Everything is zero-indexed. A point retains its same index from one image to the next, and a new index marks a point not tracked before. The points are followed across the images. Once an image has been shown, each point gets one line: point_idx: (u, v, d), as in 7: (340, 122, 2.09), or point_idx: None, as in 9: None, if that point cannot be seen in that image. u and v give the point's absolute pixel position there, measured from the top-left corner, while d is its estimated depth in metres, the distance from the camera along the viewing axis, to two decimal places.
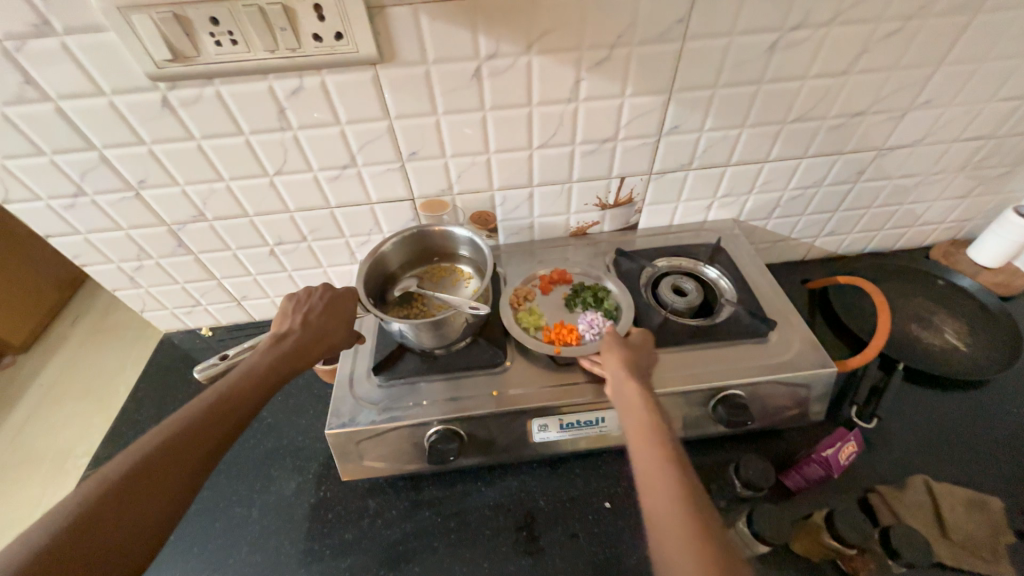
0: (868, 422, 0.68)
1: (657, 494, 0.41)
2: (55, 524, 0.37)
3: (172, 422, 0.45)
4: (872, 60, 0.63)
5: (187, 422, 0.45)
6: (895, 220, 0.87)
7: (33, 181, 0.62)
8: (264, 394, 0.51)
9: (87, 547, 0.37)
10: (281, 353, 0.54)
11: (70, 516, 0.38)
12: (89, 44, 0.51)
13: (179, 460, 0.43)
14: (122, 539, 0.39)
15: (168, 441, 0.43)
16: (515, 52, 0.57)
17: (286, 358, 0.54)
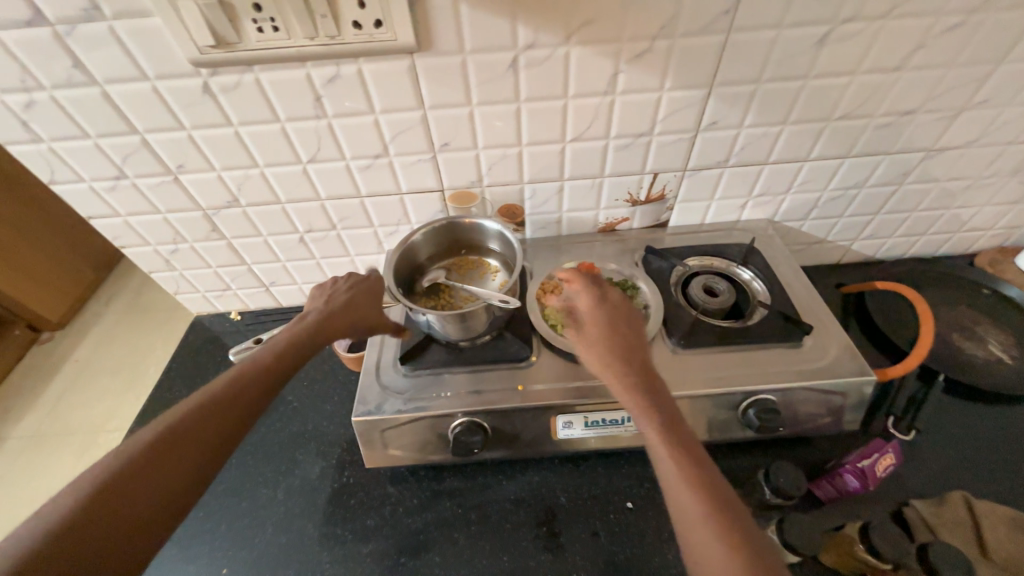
0: (905, 433, 0.65)
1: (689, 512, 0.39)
2: (99, 496, 0.38)
3: (194, 399, 0.46)
4: (928, 56, 0.59)
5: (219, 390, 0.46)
6: (940, 225, 0.83)
7: (78, 163, 0.64)
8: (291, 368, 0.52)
9: (131, 504, 0.39)
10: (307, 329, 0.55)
11: (112, 488, 0.39)
12: (136, 29, 0.51)
13: (212, 423, 0.44)
14: (162, 496, 0.40)
15: (195, 414, 0.44)
16: (553, 43, 0.56)
17: (312, 335, 0.54)
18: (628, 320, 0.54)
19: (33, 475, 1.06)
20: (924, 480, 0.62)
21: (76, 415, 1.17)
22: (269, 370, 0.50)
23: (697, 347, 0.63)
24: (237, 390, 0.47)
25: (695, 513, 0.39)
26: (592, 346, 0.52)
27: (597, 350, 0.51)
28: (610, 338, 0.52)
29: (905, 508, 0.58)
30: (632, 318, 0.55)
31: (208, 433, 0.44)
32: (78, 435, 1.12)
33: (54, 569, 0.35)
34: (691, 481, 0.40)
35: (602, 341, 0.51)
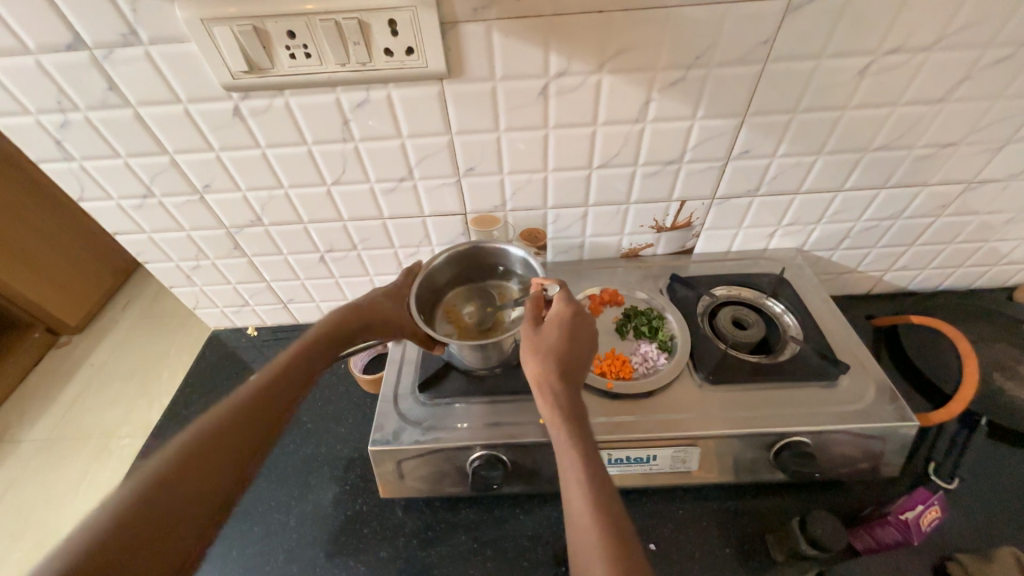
0: (947, 481, 0.62)
1: (584, 548, 0.40)
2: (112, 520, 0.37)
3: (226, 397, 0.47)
4: (973, 89, 0.58)
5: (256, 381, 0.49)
6: (978, 257, 0.80)
7: (107, 181, 0.64)
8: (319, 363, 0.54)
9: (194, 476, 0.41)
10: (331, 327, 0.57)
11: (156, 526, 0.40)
12: (171, 54, 0.52)
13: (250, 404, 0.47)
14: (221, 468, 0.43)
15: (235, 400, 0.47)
16: (585, 71, 0.55)
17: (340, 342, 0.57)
18: (585, 334, 0.55)
19: (44, 481, 1.06)
20: (970, 532, 0.58)
21: (89, 420, 1.17)
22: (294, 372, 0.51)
23: (726, 384, 0.61)
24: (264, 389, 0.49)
25: (592, 548, 0.40)
26: (538, 357, 0.52)
27: (543, 365, 0.51)
28: (563, 353, 0.52)
29: (948, 561, 0.55)
30: (593, 335, 0.55)
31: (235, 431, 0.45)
32: (88, 441, 1.12)
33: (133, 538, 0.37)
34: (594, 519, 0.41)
35: (548, 355, 0.52)
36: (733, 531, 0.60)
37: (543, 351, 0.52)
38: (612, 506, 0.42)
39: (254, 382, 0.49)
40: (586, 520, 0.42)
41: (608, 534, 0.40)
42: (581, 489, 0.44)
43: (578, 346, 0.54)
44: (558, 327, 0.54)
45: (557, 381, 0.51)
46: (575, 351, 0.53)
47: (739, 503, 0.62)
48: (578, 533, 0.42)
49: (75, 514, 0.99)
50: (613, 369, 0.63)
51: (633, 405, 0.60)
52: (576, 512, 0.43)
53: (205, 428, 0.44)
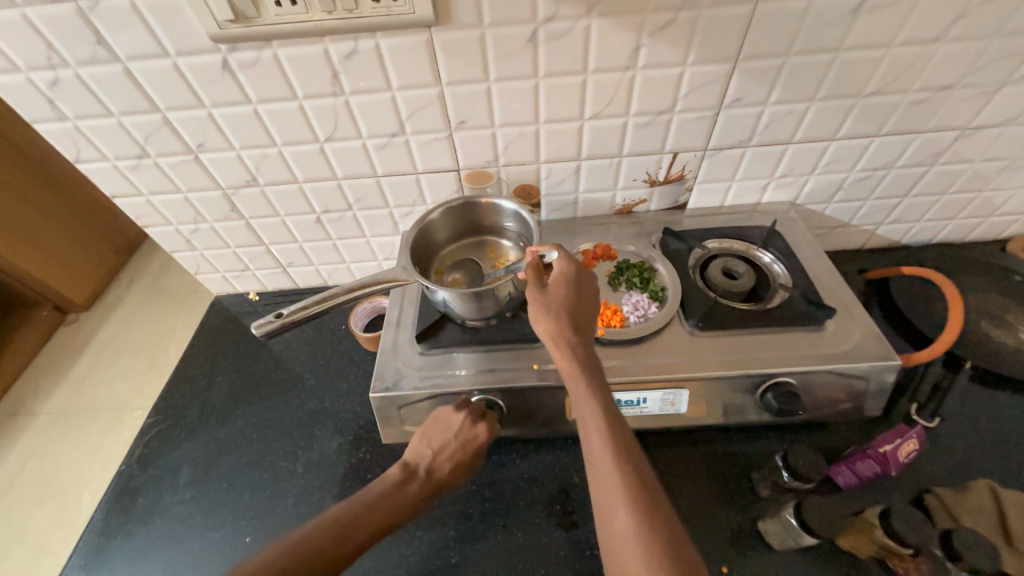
0: (929, 420, 0.64)
1: (607, 489, 0.44)
2: None
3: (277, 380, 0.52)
4: (968, 27, 0.57)
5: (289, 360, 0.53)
6: (971, 208, 0.80)
7: (102, 142, 0.65)
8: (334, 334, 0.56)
9: None
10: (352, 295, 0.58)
11: None
12: (156, 5, 0.52)
13: None
14: None
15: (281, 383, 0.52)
16: (574, 15, 0.54)
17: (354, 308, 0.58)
18: (590, 293, 0.56)
19: (63, 449, 1.10)
20: (949, 467, 0.60)
21: (101, 392, 1.21)
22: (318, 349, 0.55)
23: (715, 330, 0.63)
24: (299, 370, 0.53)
25: (614, 489, 0.43)
26: (552, 317, 0.53)
27: (556, 323, 0.52)
28: (574, 310, 0.53)
29: (926, 495, 0.56)
30: (597, 292, 0.57)
31: None
32: (104, 412, 1.17)
33: None
34: (615, 467, 0.44)
35: (561, 313, 0.53)
36: (720, 471, 0.63)
37: (555, 308, 0.53)
38: (629, 450, 0.45)
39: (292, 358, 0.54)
40: (608, 465, 0.45)
41: (629, 476, 0.44)
42: (603, 437, 0.46)
43: (587, 303, 0.55)
44: (567, 286, 0.55)
45: (573, 338, 0.52)
46: (584, 308, 0.55)
47: (726, 445, 0.65)
48: (600, 478, 0.45)
49: (95, 479, 1.04)
50: (604, 318, 0.65)
51: (623, 351, 0.62)
52: (598, 458, 0.46)
53: None
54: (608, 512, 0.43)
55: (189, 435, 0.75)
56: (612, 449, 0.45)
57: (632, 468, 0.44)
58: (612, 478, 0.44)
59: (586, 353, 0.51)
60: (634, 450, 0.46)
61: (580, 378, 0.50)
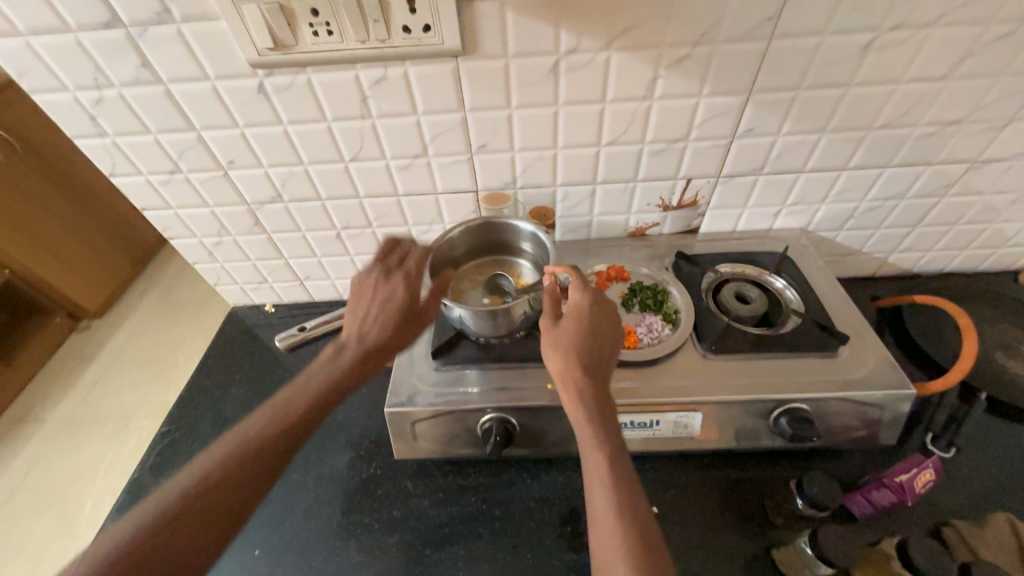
0: (945, 451, 0.64)
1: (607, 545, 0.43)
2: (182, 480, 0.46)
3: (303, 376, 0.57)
4: (976, 66, 0.59)
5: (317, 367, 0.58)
6: (982, 239, 0.80)
7: (137, 157, 0.68)
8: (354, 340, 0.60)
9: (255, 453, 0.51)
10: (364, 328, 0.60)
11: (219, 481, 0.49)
12: (201, 32, 0.55)
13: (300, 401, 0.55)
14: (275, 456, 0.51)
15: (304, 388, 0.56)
16: (594, 48, 0.57)
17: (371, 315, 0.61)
18: (605, 331, 0.55)
19: (69, 456, 1.11)
20: (966, 500, 0.60)
21: (112, 402, 1.22)
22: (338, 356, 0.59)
23: (728, 354, 0.63)
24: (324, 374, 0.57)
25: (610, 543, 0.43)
26: (565, 360, 0.53)
27: (569, 366, 0.52)
28: (589, 354, 0.53)
29: (944, 527, 0.56)
30: (613, 330, 0.55)
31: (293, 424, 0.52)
32: (113, 421, 1.17)
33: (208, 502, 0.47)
34: (617, 522, 0.44)
35: (569, 353, 0.53)
36: (732, 497, 0.62)
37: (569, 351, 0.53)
38: (631, 503, 0.45)
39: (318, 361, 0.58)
40: (610, 521, 0.44)
41: (631, 536, 0.43)
42: (603, 488, 0.46)
43: (599, 342, 0.54)
44: (578, 325, 0.55)
45: (586, 383, 0.51)
46: (597, 348, 0.54)
47: (738, 471, 0.64)
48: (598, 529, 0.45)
49: (101, 488, 1.04)
50: None
51: (636, 372, 0.63)
52: (601, 511, 0.45)
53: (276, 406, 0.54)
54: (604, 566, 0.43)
55: (201, 445, 0.76)
56: (612, 502, 0.45)
57: (632, 523, 0.44)
58: (609, 531, 0.44)
59: (594, 396, 0.51)
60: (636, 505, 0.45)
61: (585, 423, 0.50)
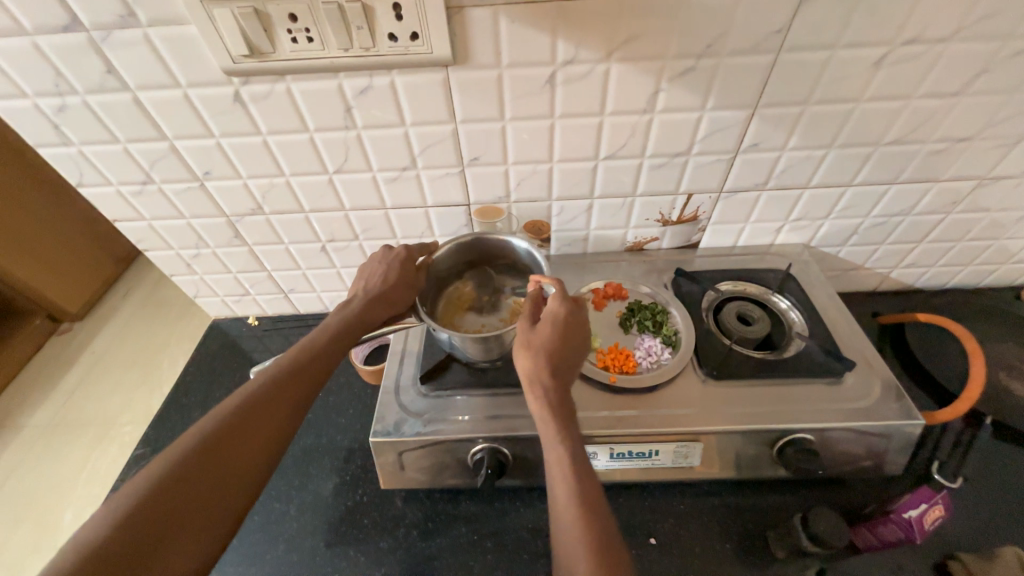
0: (951, 480, 0.61)
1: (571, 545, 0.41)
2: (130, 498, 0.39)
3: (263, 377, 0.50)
4: (990, 82, 0.56)
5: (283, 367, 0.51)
6: (987, 255, 0.79)
7: (106, 167, 0.63)
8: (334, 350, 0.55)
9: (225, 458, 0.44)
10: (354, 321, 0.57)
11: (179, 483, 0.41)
12: (170, 37, 0.51)
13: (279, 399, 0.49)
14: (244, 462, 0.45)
15: (270, 383, 0.49)
16: (593, 59, 0.54)
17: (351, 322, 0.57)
18: (578, 338, 0.54)
19: (46, 467, 1.06)
20: (974, 531, 0.58)
21: (91, 407, 1.16)
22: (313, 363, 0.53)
23: (730, 380, 0.61)
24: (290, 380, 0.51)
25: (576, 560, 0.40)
26: (531, 356, 0.50)
27: (534, 363, 0.50)
28: (554, 351, 0.51)
29: (949, 560, 0.54)
30: (586, 337, 0.54)
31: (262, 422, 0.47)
32: (90, 428, 1.11)
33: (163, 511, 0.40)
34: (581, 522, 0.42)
35: (541, 358, 0.50)
36: (734, 527, 0.60)
37: (535, 346, 0.51)
38: (598, 518, 0.42)
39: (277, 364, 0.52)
40: (573, 521, 0.42)
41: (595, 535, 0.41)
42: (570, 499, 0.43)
43: (571, 348, 0.52)
44: (552, 329, 0.52)
45: (549, 380, 0.49)
46: (568, 354, 0.52)
47: (740, 500, 0.62)
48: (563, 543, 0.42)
49: (81, 495, 0.99)
50: (616, 362, 0.62)
51: (634, 398, 0.60)
52: (564, 511, 0.43)
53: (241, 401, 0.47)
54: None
55: None
56: (579, 516, 0.42)
57: (598, 539, 0.41)
58: (576, 548, 0.41)
59: (557, 393, 0.49)
60: (604, 519, 0.42)
61: (555, 431, 0.47)
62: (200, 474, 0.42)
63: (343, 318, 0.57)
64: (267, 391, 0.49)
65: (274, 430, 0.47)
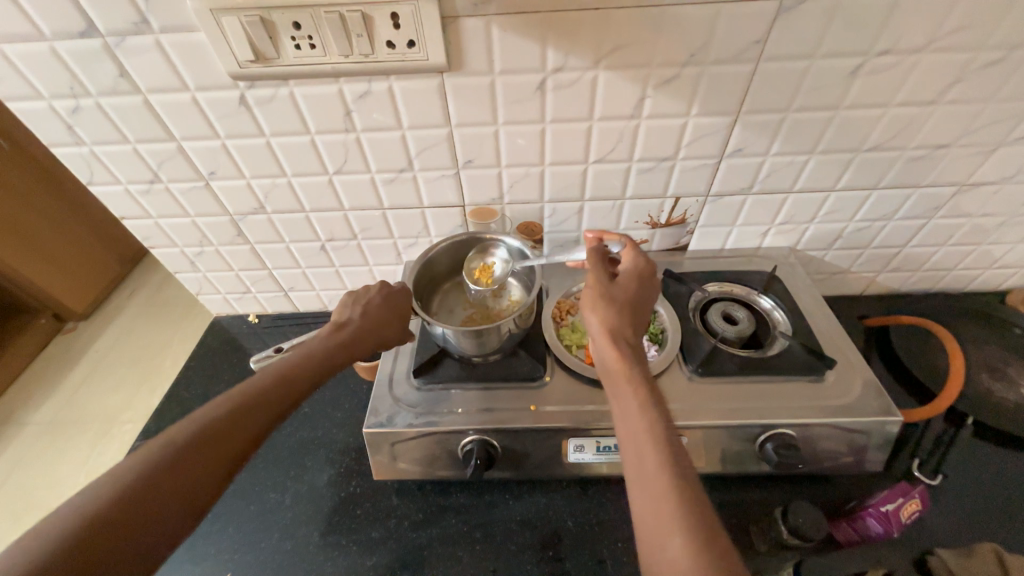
0: (932, 478, 0.62)
1: (654, 497, 0.39)
2: (119, 477, 0.39)
3: (265, 373, 0.49)
4: (964, 92, 0.59)
5: (287, 367, 0.51)
6: (970, 260, 0.80)
7: (116, 166, 0.66)
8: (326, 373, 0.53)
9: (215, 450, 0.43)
10: (338, 340, 0.55)
11: (164, 460, 0.41)
12: (181, 43, 0.54)
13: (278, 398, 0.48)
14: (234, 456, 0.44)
15: (272, 381, 0.49)
16: (582, 67, 0.56)
17: (347, 347, 0.55)
18: (646, 306, 0.55)
19: (48, 461, 1.07)
20: (953, 527, 0.59)
21: (94, 403, 1.18)
22: (306, 370, 0.51)
23: (714, 376, 0.62)
24: (289, 383, 0.50)
25: (667, 503, 0.38)
26: (605, 313, 0.51)
27: (608, 320, 0.51)
28: (627, 312, 0.52)
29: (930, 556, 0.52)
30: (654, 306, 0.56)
31: (259, 418, 0.46)
32: (92, 424, 1.13)
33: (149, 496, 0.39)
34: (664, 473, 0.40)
35: (620, 313, 0.51)
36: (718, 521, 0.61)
37: (610, 305, 0.52)
38: (685, 465, 0.41)
39: (278, 366, 0.51)
40: (655, 471, 0.40)
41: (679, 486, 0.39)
42: (658, 444, 0.41)
43: (642, 309, 0.54)
44: (630, 291, 0.54)
45: (624, 338, 0.49)
46: (640, 315, 0.53)
47: (724, 494, 0.63)
48: (648, 488, 0.40)
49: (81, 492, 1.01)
50: None
51: None
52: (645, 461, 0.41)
53: (244, 395, 0.47)
54: (658, 532, 0.38)
55: None
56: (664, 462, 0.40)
57: (688, 484, 0.39)
58: (666, 492, 0.39)
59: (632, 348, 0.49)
60: (689, 468, 0.41)
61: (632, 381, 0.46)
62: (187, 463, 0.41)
63: (315, 355, 0.53)
64: (267, 389, 0.48)
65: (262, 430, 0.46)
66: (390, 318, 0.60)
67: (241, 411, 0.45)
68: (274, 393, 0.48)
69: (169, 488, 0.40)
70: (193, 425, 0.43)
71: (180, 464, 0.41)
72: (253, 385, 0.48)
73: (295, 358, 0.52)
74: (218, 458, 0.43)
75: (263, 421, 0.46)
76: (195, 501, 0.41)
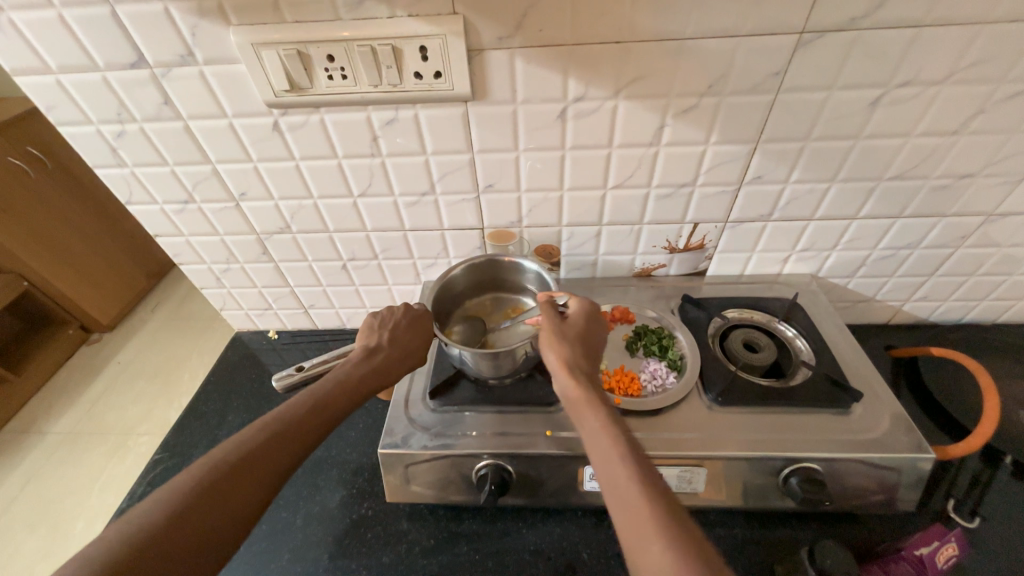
0: (969, 519, 0.60)
1: (631, 508, 0.39)
2: (152, 500, 0.40)
3: (299, 399, 0.51)
4: (988, 122, 0.58)
5: (319, 392, 0.52)
6: (1002, 290, 0.78)
7: (154, 187, 0.69)
8: (355, 399, 0.54)
9: (249, 474, 0.44)
10: (371, 368, 0.56)
11: (197, 481, 0.42)
12: (222, 73, 0.57)
13: (311, 423, 0.49)
14: (265, 480, 0.44)
15: (305, 406, 0.50)
16: (602, 96, 0.58)
17: (375, 374, 0.56)
18: (598, 338, 0.58)
19: (64, 473, 1.09)
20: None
21: (113, 415, 1.20)
22: (338, 396, 0.52)
23: (734, 406, 0.61)
24: (321, 408, 0.51)
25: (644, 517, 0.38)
26: (560, 347, 0.53)
27: (563, 352, 0.53)
28: (581, 344, 0.55)
29: None
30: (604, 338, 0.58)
31: (292, 443, 0.47)
32: (110, 435, 1.15)
33: (183, 518, 0.40)
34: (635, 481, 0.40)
35: (570, 345, 0.54)
36: (741, 560, 0.58)
37: (563, 337, 0.54)
38: (656, 475, 0.41)
39: (310, 392, 0.52)
40: (628, 483, 0.40)
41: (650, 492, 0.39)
42: (623, 461, 0.42)
43: (595, 343, 0.57)
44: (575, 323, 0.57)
45: (580, 367, 0.51)
46: (590, 346, 0.56)
47: (746, 531, 0.61)
48: (623, 506, 0.39)
49: (93, 505, 1.02)
50: (622, 385, 0.63)
51: (639, 421, 0.61)
52: (616, 474, 0.41)
53: (279, 419, 0.48)
54: (641, 542, 0.37)
55: None
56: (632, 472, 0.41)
57: (660, 493, 0.39)
58: (640, 506, 0.39)
59: (587, 374, 0.51)
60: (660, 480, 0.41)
61: (588, 402, 0.47)
62: (223, 486, 0.42)
63: (344, 382, 0.54)
64: (300, 413, 0.49)
65: (294, 454, 0.47)
66: (419, 346, 0.61)
67: (275, 435, 0.47)
68: (307, 417, 0.49)
69: (201, 511, 0.41)
70: (229, 448, 0.45)
71: (220, 491, 0.42)
72: (287, 410, 0.49)
73: (326, 383, 0.53)
74: (255, 483, 0.44)
75: (297, 447, 0.47)
76: (226, 525, 0.41)
